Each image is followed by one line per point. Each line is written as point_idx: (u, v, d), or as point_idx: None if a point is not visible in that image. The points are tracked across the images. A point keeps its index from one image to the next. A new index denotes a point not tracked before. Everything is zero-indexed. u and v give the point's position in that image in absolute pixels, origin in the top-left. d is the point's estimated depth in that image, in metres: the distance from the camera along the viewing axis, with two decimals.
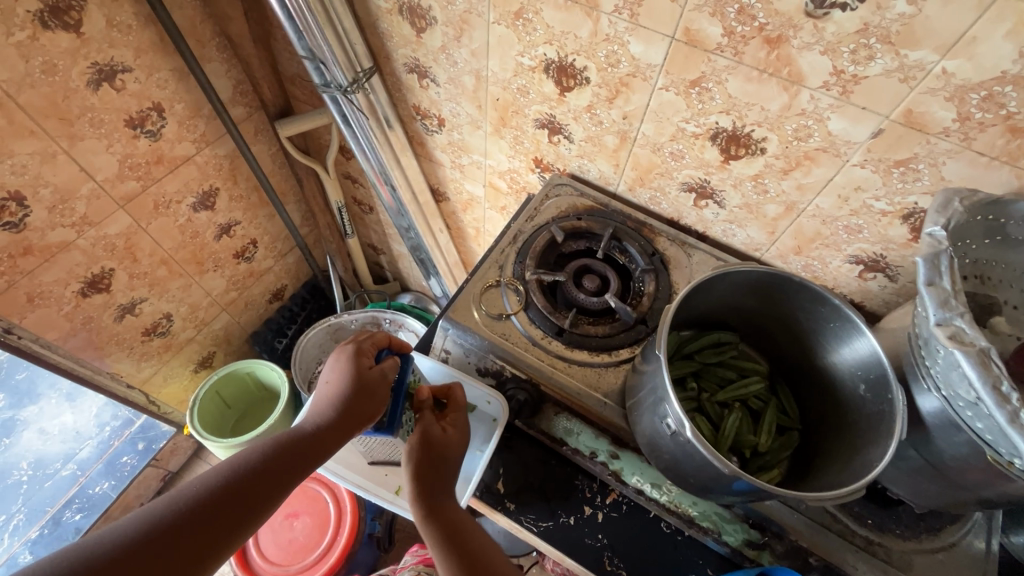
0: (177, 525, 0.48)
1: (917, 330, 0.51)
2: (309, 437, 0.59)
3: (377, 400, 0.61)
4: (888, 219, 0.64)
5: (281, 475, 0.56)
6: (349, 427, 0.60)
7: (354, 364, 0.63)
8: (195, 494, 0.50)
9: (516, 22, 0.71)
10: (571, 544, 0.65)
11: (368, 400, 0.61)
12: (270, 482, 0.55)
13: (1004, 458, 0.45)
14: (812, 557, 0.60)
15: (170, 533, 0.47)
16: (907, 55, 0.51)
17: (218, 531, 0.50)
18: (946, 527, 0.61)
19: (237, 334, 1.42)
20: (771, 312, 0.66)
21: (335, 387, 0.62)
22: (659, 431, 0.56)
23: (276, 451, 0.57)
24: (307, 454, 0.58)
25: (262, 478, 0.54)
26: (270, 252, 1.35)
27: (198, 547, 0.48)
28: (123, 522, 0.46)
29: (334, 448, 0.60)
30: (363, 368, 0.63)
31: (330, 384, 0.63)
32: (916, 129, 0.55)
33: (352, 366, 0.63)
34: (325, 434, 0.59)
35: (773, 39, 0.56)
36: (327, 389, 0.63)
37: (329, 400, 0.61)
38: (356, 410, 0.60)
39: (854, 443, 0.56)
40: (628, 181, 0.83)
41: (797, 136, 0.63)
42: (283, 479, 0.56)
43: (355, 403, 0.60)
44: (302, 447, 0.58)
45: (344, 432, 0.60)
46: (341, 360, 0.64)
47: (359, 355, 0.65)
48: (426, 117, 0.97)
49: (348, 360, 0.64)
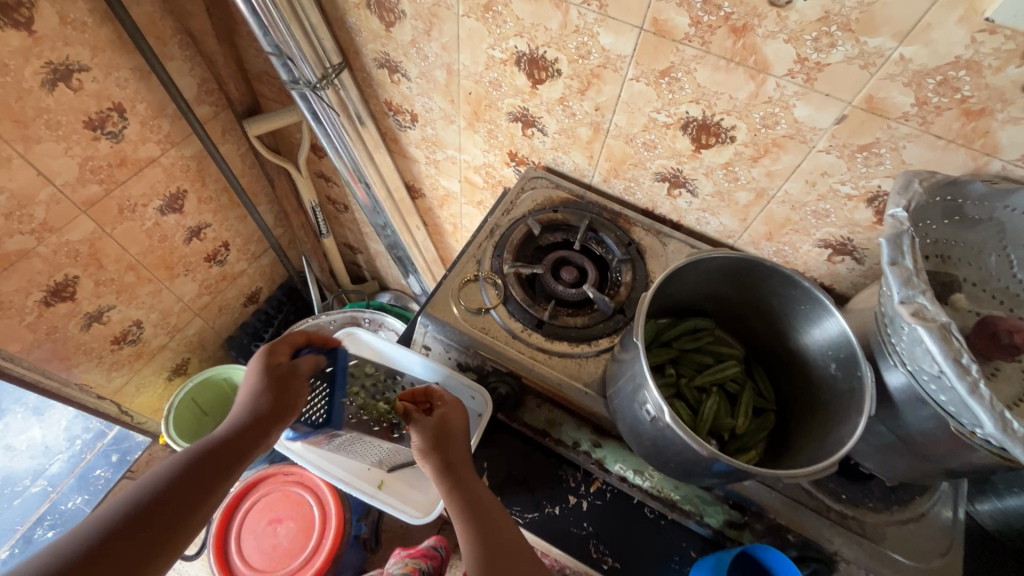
0: (116, 534, 0.48)
1: (883, 309, 0.52)
2: (237, 436, 0.60)
3: (297, 391, 0.63)
4: (854, 203, 0.66)
5: (215, 474, 0.56)
6: (272, 425, 0.61)
7: (267, 363, 0.65)
8: (131, 505, 0.51)
9: (485, 14, 0.70)
10: (557, 534, 0.68)
11: (287, 393, 0.62)
12: (206, 481, 0.55)
13: (967, 429, 0.47)
14: (790, 534, 0.62)
15: (110, 545, 0.47)
16: (867, 42, 0.53)
17: (159, 536, 0.50)
18: (917, 498, 0.64)
19: (212, 339, 1.38)
20: (746, 297, 0.67)
21: (247, 391, 0.62)
22: (638, 418, 0.57)
23: (205, 455, 0.57)
24: (237, 451, 0.59)
25: (196, 480, 0.55)
26: (243, 255, 1.32)
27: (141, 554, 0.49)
28: (58, 542, 0.46)
29: (265, 442, 0.62)
30: (276, 364, 0.65)
31: (245, 386, 0.64)
32: (877, 114, 0.57)
33: (264, 366, 0.64)
34: (252, 430, 0.60)
35: (738, 28, 0.57)
36: (243, 392, 0.64)
37: (247, 404, 0.62)
38: (278, 404, 0.61)
39: (827, 420, 0.58)
40: (602, 172, 0.84)
41: (765, 124, 0.64)
42: (219, 478, 0.57)
43: (274, 397, 0.61)
44: (231, 446, 0.59)
45: (270, 425, 0.61)
46: (252, 362, 0.65)
47: (271, 354, 0.66)
48: (398, 113, 0.95)
49: (260, 362, 0.65)
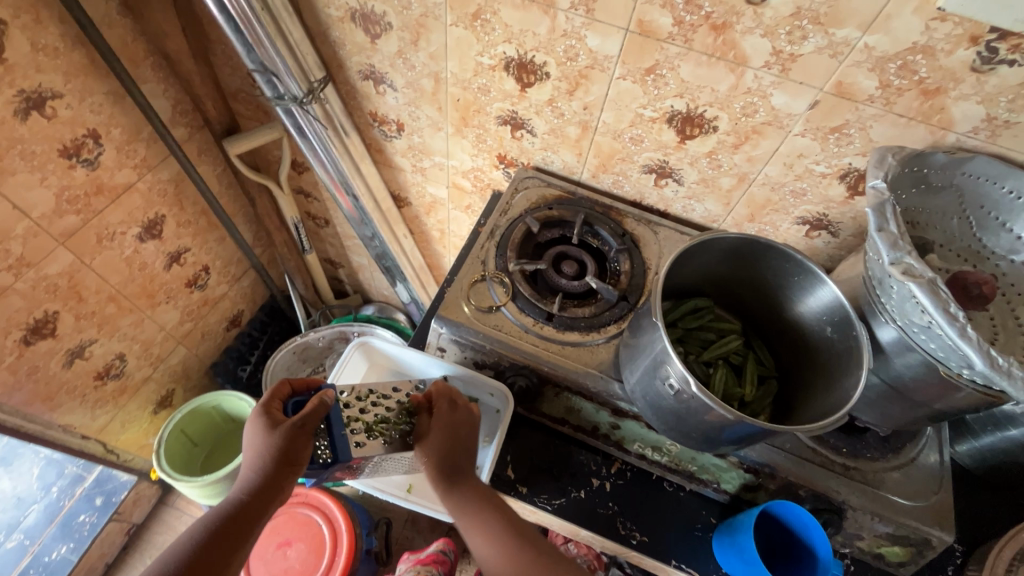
0: None
1: (870, 273, 0.58)
2: (247, 502, 0.59)
3: (300, 446, 0.62)
4: (828, 180, 0.72)
5: (231, 544, 0.56)
6: (280, 481, 0.60)
7: (265, 422, 0.63)
8: None
9: (474, 23, 0.73)
10: (585, 516, 0.70)
11: (291, 448, 0.61)
12: (222, 552, 0.56)
13: (954, 370, 0.53)
14: (802, 489, 0.67)
15: None
16: (835, 33, 0.58)
17: None
18: (907, 445, 0.70)
19: (197, 367, 1.34)
20: (741, 274, 0.71)
21: (250, 449, 0.62)
22: (660, 393, 0.60)
23: (219, 524, 0.57)
24: (249, 518, 0.59)
25: (216, 551, 0.55)
26: (223, 277, 1.28)
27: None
28: None
29: (275, 504, 0.61)
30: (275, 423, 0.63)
31: (248, 448, 0.62)
32: (846, 98, 0.63)
33: (263, 425, 0.63)
34: (262, 495, 0.60)
35: (719, 26, 0.62)
36: (247, 454, 0.62)
37: (252, 463, 0.61)
38: (285, 460, 0.60)
39: (828, 379, 0.63)
40: (591, 169, 0.87)
41: (745, 113, 0.69)
42: (235, 546, 0.57)
43: (280, 454, 0.60)
44: (243, 512, 0.59)
45: (279, 485, 0.60)
46: (251, 423, 0.64)
47: (268, 412, 0.64)
48: (383, 123, 0.96)
49: (259, 421, 0.64)
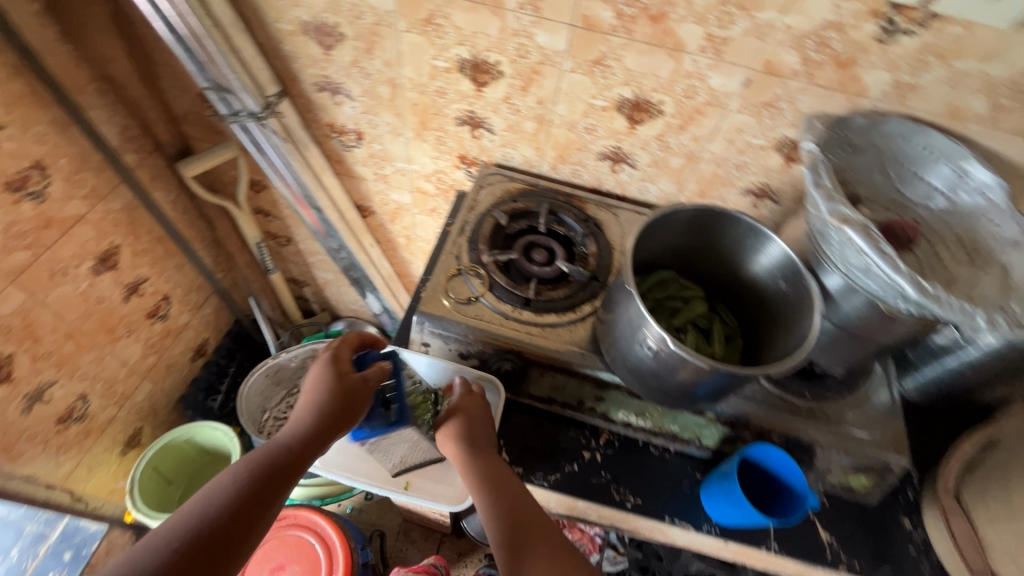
0: (208, 526, 0.53)
1: (814, 225, 0.64)
2: (303, 441, 0.64)
3: (361, 401, 0.67)
4: (766, 152, 0.79)
5: (279, 479, 0.60)
6: (333, 432, 0.65)
7: (332, 373, 0.67)
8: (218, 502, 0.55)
9: (426, 28, 0.76)
10: (580, 487, 0.73)
11: (351, 402, 0.66)
12: (278, 483, 0.60)
13: (892, 305, 0.59)
14: (775, 434, 0.72)
15: (205, 535, 0.52)
16: (758, 16, 0.64)
17: (242, 528, 0.55)
18: (861, 383, 0.77)
19: (164, 401, 1.29)
20: (699, 243, 0.77)
21: (313, 394, 0.66)
22: (640, 356, 0.64)
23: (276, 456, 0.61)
24: (304, 456, 0.63)
25: (275, 480, 0.60)
26: (185, 306, 1.25)
27: (227, 549, 0.53)
28: (157, 534, 0.51)
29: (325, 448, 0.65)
30: (341, 375, 0.67)
31: (309, 394, 0.67)
32: (773, 75, 0.70)
33: (330, 375, 0.67)
34: (318, 438, 0.64)
35: (656, 16, 0.67)
36: (306, 399, 0.66)
37: (311, 407, 0.65)
38: (345, 411, 0.65)
39: (787, 329, 0.69)
40: (549, 161, 0.92)
41: (687, 95, 0.75)
42: (287, 479, 0.61)
43: (342, 405, 0.65)
44: (299, 450, 0.63)
45: (335, 432, 0.65)
46: (316, 371, 0.68)
47: (335, 363, 0.69)
48: (342, 134, 0.97)
49: (324, 370, 0.68)
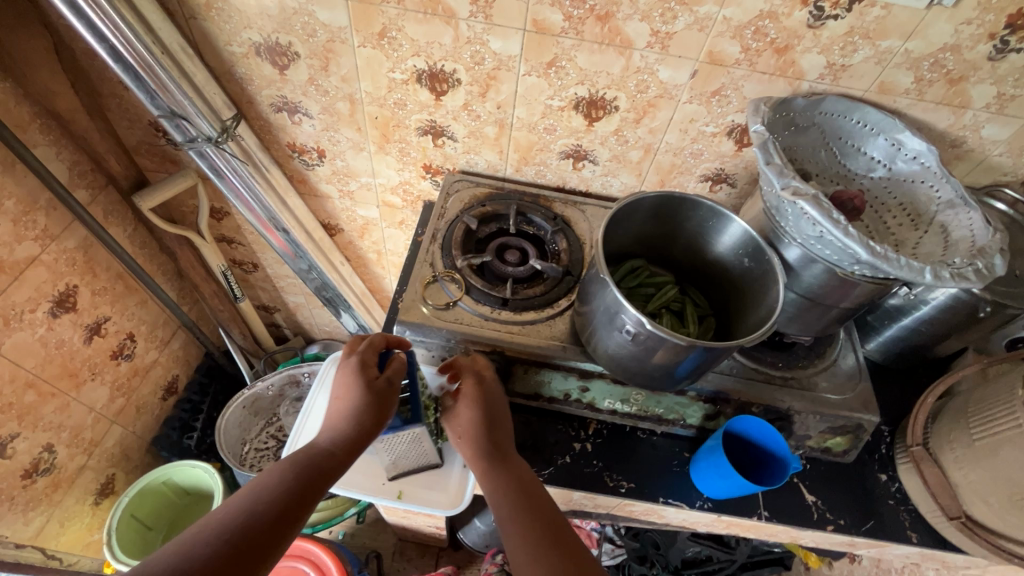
0: (249, 531, 0.49)
1: (769, 202, 0.68)
2: (335, 446, 0.61)
3: (389, 405, 0.65)
4: (718, 139, 0.83)
5: (321, 481, 0.58)
6: (370, 432, 0.63)
7: (361, 376, 0.66)
8: (258, 505, 0.52)
9: (381, 41, 0.77)
10: (574, 478, 0.75)
11: (382, 405, 0.65)
12: (314, 486, 0.57)
13: (848, 269, 0.64)
14: (754, 406, 0.75)
15: (246, 541, 0.48)
16: (698, 10, 0.68)
17: (282, 534, 0.51)
18: (828, 349, 0.81)
19: (135, 445, 1.24)
20: (664, 230, 0.80)
21: (345, 398, 0.64)
22: (619, 342, 0.66)
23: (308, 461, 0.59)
24: (338, 458, 0.60)
25: (312, 484, 0.57)
26: (151, 343, 1.20)
27: (274, 555, 0.50)
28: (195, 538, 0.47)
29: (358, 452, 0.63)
30: (370, 378, 0.66)
31: (340, 398, 0.65)
32: (718, 65, 0.74)
33: (360, 377, 0.65)
34: (352, 442, 0.62)
35: (603, 16, 0.70)
36: (339, 402, 0.65)
37: (345, 411, 0.63)
38: (377, 415, 0.64)
39: (754, 303, 0.72)
40: (513, 164, 0.94)
41: (639, 90, 0.78)
42: (323, 482, 0.58)
43: (373, 408, 0.64)
44: (332, 453, 0.61)
45: (367, 436, 0.63)
46: (345, 375, 0.67)
47: (364, 367, 0.67)
48: (304, 153, 0.97)
49: (354, 373, 0.66)
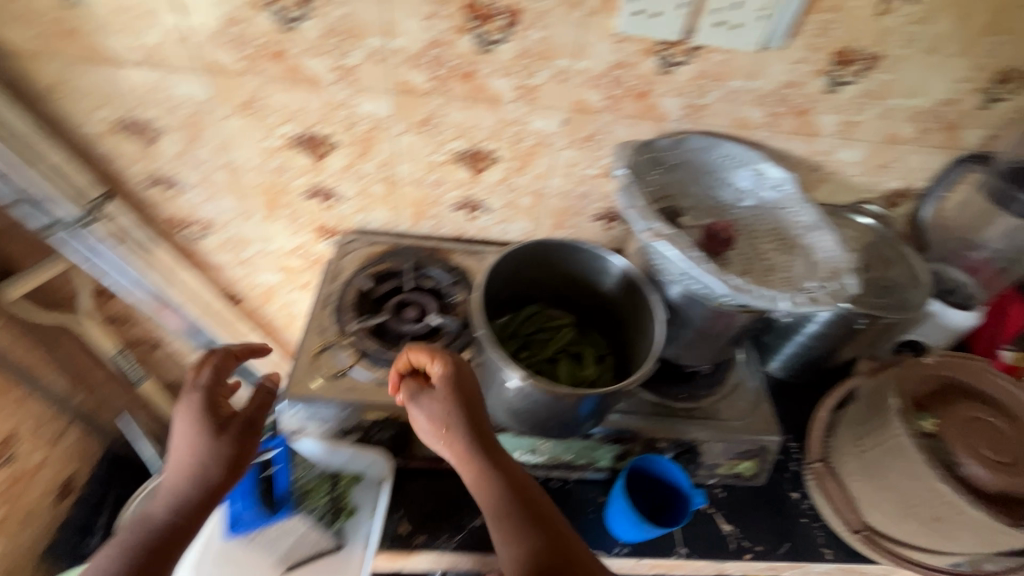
0: None
1: (643, 243, 0.70)
2: (192, 491, 0.65)
3: (251, 439, 0.69)
4: (601, 180, 0.85)
5: (184, 529, 0.63)
6: (230, 473, 0.67)
7: (207, 423, 0.66)
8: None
9: (248, 111, 0.75)
10: (486, 541, 0.72)
11: (241, 446, 0.68)
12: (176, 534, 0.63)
13: (715, 300, 0.64)
14: (661, 441, 0.75)
15: None
16: (555, 64, 0.71)
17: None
18: (728, 373, 0.83)
19: (24, 561, 1.10)
20: (553, 274, 0.81)
21: (190, 446, 0.65)
22: (508, 397, 0.65)
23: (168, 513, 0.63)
24: (198, 502, 0.65)
25: (173, 532, 0.63)
26: (36, 443, 1.09)
27: None
28: None
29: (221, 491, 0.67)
30: (217, 425, 0.66)
31: (186, 443, 0.66)
32: (585, 113, 0.76)
33: (205, 427, 0.66)
34: (209, 487, 0.65)
35: (466, 75, 0.72)
36: (185, 448, 0.66)
37: (192, 458, 0.65)
38: (237, 456, 0.67)
39: (641, 339, 0.74)
40: (409, 219, 0.93)
41: (516, 140, 0.80)
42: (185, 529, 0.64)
43: (229, 453, 0.66)
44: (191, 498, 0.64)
45: (227, 476, 0.66)
46: (189, 419, 0.66)
47: (211, 411, 0.67)
48: (189, 225, 0.92)
49: (198, 419, 0.66)
